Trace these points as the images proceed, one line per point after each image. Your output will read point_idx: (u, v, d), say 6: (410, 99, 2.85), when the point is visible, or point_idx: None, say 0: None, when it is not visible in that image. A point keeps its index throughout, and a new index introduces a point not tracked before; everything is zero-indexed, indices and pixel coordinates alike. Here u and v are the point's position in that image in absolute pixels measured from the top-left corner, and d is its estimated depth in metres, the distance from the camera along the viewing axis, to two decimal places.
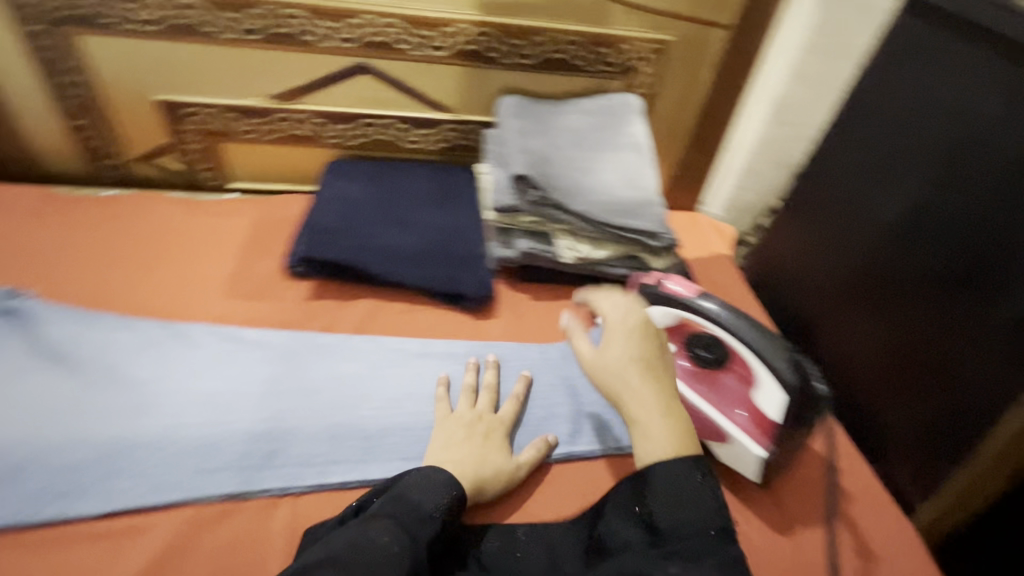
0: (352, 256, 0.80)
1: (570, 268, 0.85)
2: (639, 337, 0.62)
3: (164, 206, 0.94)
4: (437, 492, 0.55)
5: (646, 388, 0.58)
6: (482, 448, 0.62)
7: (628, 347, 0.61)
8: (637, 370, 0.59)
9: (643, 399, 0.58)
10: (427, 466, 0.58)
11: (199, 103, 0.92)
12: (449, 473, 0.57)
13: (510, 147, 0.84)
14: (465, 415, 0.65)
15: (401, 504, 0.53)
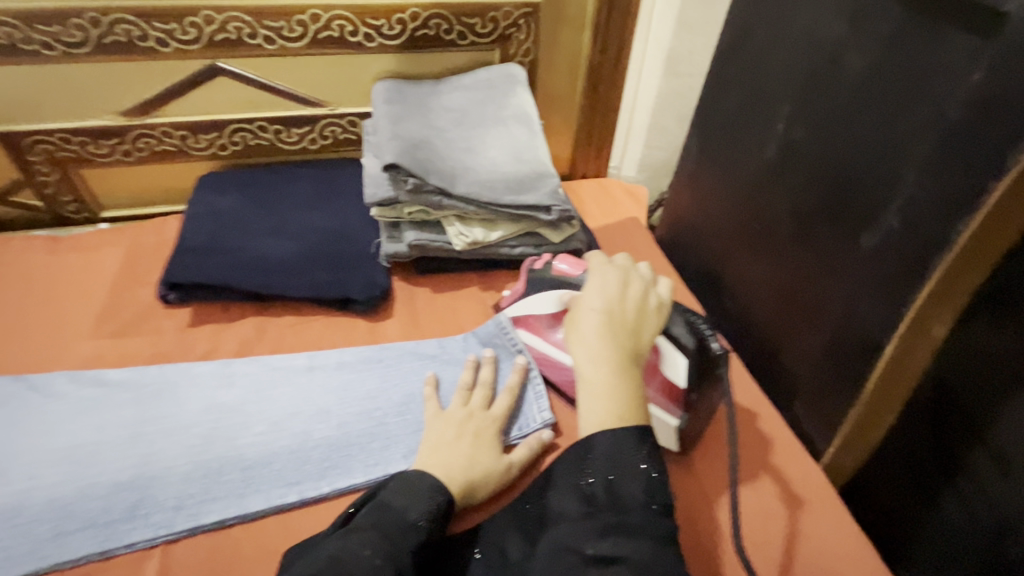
0: (226, 275, 0.75)
1: (465, 255, 0.81)
2: (620, 289, 0.59)
3: (22, 248, 0.86)
4: (426, 497, 0.53)
5: (609, 344, 0.54)
6: (473, 449, 0.59)
7: (607, 303, 0.57)
8: (610, 325, 0.55)
9: (602, 355, 0.53)
10: (412, 470, 0.56)
11: (41, 130, 0.83)
12: (434, 478, 0.54)
13: (381, 136, 0.79)
14: (456, 413, 0.63)
15: (385, 513, 0.51)
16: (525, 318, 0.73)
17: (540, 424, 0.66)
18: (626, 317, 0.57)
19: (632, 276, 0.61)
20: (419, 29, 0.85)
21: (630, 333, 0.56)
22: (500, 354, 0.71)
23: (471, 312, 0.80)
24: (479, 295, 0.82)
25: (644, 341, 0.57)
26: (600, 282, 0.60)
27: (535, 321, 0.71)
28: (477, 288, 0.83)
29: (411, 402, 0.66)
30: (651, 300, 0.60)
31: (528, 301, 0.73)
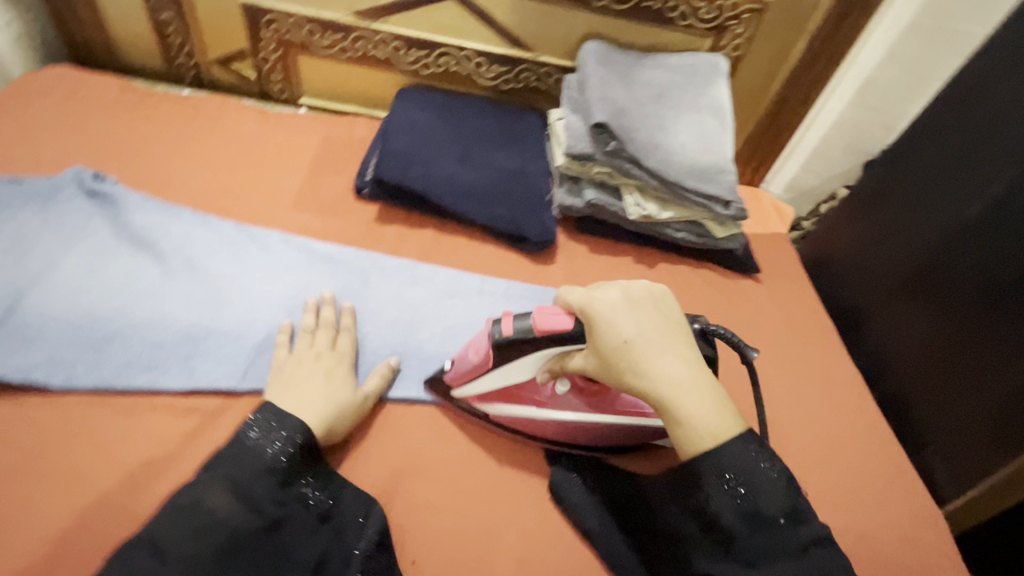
0: (421, 185, 0.82)
1: (633, 225, 0.85)
2: (626, 310, 0.52)
3: (235, 112, 0.94)
4: (277, 436, 0.54)
5: (665, 366, 0.50)
6: (326, 389, 0.59)
7: (635, 324, 0.52)
8: (648, 348, 0.51)
9: (665, 382, 0.50)
10: (269, 410, 0.56)
11: (281, 10, 0.90)
12: (299, 420, 0.55)
13: (591, 94, 0.82)
14: (303, 354, 0.62)
15: (236, 459, 0.52)
16: (497, 392, 0.61)
17: None
18: (665, 328, 0.52)
19: (635, 283, 0.55)
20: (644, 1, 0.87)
21: (676, 341, 0.52)
22: None
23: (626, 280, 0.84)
24: (633, 266, 0.86)
25: (690, 338, 0.54)
26: (602, 308, 0.53)
27: (514, 389, 0.61)
28: (631, 259, 0.87)
29: None
30: (652, 305, 0.54)
31: (497, 375, 0.59)
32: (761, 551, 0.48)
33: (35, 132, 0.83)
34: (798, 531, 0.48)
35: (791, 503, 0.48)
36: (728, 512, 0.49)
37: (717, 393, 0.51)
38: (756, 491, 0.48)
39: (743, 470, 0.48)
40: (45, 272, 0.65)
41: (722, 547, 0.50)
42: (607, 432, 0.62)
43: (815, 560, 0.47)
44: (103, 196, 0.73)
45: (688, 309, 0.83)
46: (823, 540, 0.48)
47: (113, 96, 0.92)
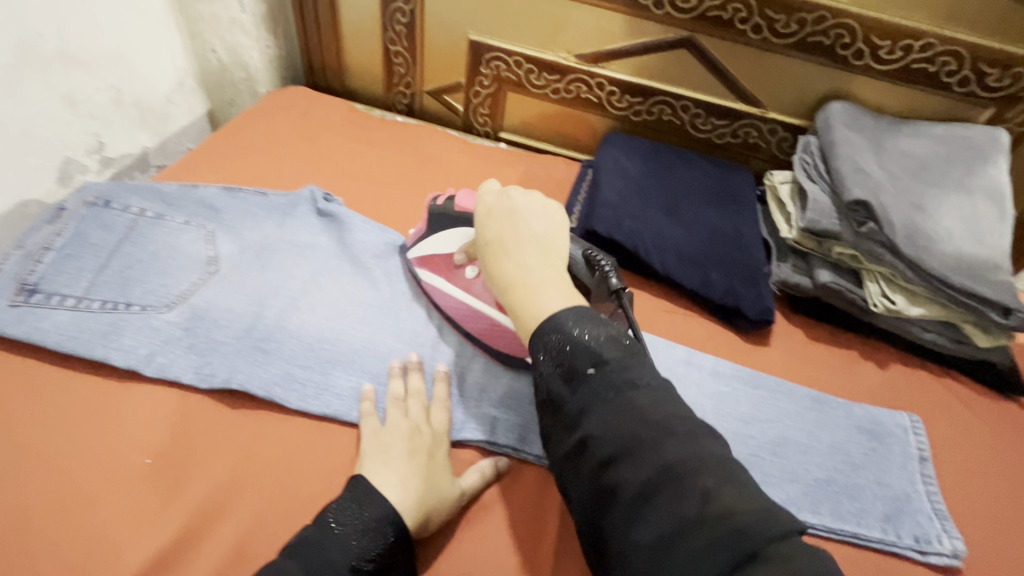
0: (632, 239, 0.76)
1: (870, 317, 0.73)
2: (499, 216, 0.56)
3: (443, 141, 0.96)
4: (361, 527, 0.46)
5: (511, 261, 0.53)
6: (425, 470, 0.52)
7: (502, 225, 0.56)
8: (505, 249, 0.54)
9: (508, 274, 0.53)
10: (365, 487, 0.49)
11: (504, 48, 0.91)
12: (388, 508, 0.48)
13: (841, 163, 0.72)
14: (398, 427, 0.56)
15: (317, 553, 0.45)
16: (429, 260, 0.68)
17: (946, 552, 0.57)
18: (529, 234, 0.54)
19: (524, 194, 0.57)
20: (915, 63, 0.75)
21: (536, 244, 0.54)
22: (898, 453, 0.64)
23: (854, 378, 0.72)
24: (862, 362, 0.74)
25: (558, 246, 0.55)
26: (482, 218, 0.57)
27: (439, 261, 0.67)
28: (858, 353, 0.75)
29: (786, 447, 0.63)
30: (528, 210, 0.56)
31: (429, 242, 0.68)
32: (583, 405, 0.44)
33: (278, 147, 0.91)
34: (611, 376, 0.44)
35: (609, 354, 0.45)
36: (561, 374, 0.46)
37: (558, 286, 0.51)
38: (574, 346, 0.46)
39: (585, 329, 0.47)
40: (281, 286, 0.68)
41: (559, 423, 0.45)
42: (497, 334, 0.63)
43: (631, 400, 0.42)
44: (331, 214, 0.77)
45: (933, 423, 0.69)
46: (640, 383, 0.44)
47: (340, 119, 0.98)
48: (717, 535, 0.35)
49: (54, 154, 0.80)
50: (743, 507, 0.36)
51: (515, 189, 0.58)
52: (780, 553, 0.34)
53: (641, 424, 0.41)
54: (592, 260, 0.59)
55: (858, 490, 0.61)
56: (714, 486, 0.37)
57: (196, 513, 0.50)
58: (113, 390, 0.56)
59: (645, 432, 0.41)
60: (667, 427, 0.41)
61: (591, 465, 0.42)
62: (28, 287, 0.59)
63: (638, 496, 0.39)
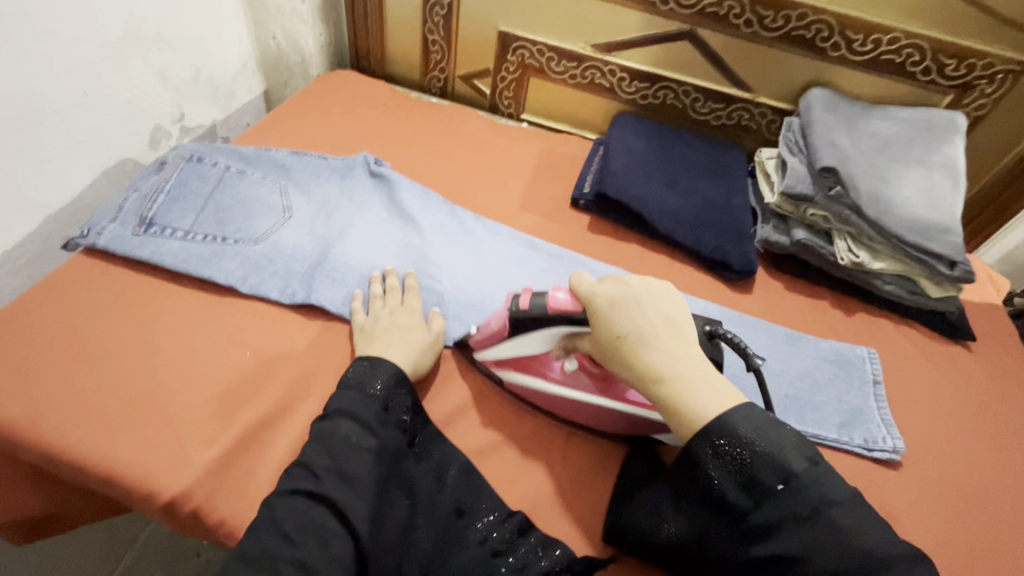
0: (637, 203, 0.89)
1: (839, 271, 0.86)
2: (623, 309, 0.56)
3: (474, 120, 1.10)
4: (374, 374, 0.61)
5: (655, 354, 0.53)
6: (408, 339, 0.66)
7: (631, 317, 0.55)
8: (643, 343, 0.54)
9: (656, 369, 0.53)
10: (367, 359, 0.63)
11: (530, 38, 1.04)
12: (390, 364, 0.62)
13: (817, 139, 0.84)
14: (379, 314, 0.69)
15: (345, 393, 0.58)
16: (514, 360, 0.67)
17: (889, 449, 0.69)
18: (658, 322, 0.55)
19: (638, 282, 0.58)
20: (885, 54, 0.88)
21: (671, 331, 0.55)
22: (856, 377, 0.77)
23: (823, 322, 0.85)
24: (831, 310, 0.86)
25: (687, 329, 0.56)
26: (604, 311, 0.56)
27: (527, 360, 0.67)
28: (829, 302, 0.87)
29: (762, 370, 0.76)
30: (647, 298, 0.56)
31: (513, 344, 0.65)
32: (773, 520, 0.48)
33: (331, 122, 1.05)
34: (805, 493, 0.47)
35: (796, 467, 0.48)
36: (742, 485, 0.49)
37: (710, 378, 0.52)
38: (758, 460, 0.48)
39: (766, 440, 0.49)
40: (344, 230, 0.82)
41: (744, 532, 0.49)
42: (617, 422, 0.64)
43: (829, 520, 0.46)
44: (379, 176, 0.91)
45: (890, 359, 0.81)
46: (835, 500, 0.47)
47: (383, 99, 1.11)
48: None
49: (147, 121, 0.94)
50: None
51: (625, 278, 0.58)
52: None
53: (842, 548, 0.46)
54: (715, 333, 0.58)
55: (820, 404, 0.73)
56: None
57: (283, 393, 0.63)
58: (215, 302, 0.70)
59: (854, 560, 0.45)
60: (866, 552, 0.45)
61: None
62: (145, 221, 0.73)
63: None
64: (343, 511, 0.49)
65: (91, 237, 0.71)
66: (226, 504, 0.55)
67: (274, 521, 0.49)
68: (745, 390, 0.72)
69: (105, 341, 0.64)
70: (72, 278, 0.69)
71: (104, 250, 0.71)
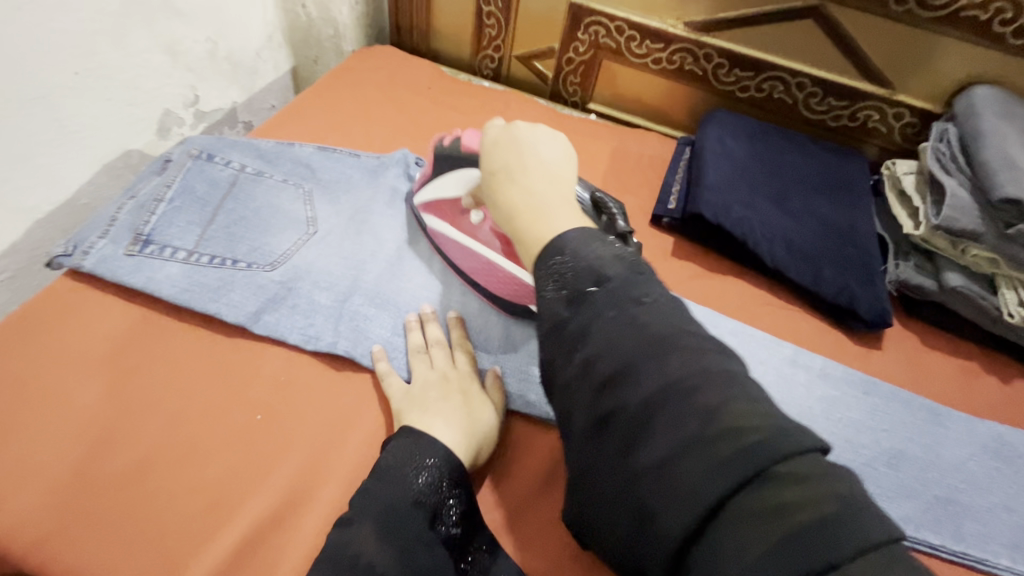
0: (740, 225, 0.71)
1: (1000, 328, 0.67)
2: (502, 144, 0.52)
3: (532, 110, 0.92)
4: (417, 465, 0.46)
5: (518, 187, 0.49)
6: (463, 407, 0.52)
7: (508, 154, 0.51)
8: (509, 176, 0.50)
9: (513, 202, 0.49)
10: (412, 430, 0.49)
11: (608, 12, 0.85)
12: (444, 446, 0.47)
13: (991, 155, 0.64)
14: (427, 374, 0.55)
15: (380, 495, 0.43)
16: (435, 204, 0.66)
17: None
18: (536, 161, 0.50)
19: (532, 125, 0.53)
20: None
21: (540, 168, 0.50)
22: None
23: (972, 393, 0.66)
24: (983, 376, 0.68)
25: (569, 176, 0.50)
26: (487, 149, 0.53)
27: (446, 206, 0.65)
28: (979, 366, 0.69)
29: (902, 460, 0.59)
30: (535, 137, 0.52)
31: (436, 186, 0.65)
32: (585, 325, 0.39)
33: (366, 109, 0.89)
34: (617, 291, 0.39)
35: (611, 272, 0.40)
36: (559, 288, 0.41)
37: (570, 212, 0.47)
38: (578, 264, 0.41)
39: (592, 247, 0.42)
40: (379, 251, 0.67)
41: (557, 347, 0.40)
42: (503, 285, 0.60)
43: (634, 316, 0.38)
44: None
45: None
46: (647, 300, 0.39)
47: (427, 82, 0.95)
48: (736, 457, 0.30)
49: (153, 104, 0.80)
50: (761, 424, 0.31)
51: (521, 122, 0.54)
52: (801, 477, 0.29)
53: (640, 336, 0.36)
54: (601, 204, 0.54)
55: (981, 512, 0.56)
56: (733, 407, 0.32)
57: (296, 476, 0.50)
58: (220, 345, 0.57)
59: (646, 347, 0.35)
60: (674, 343, 0.36)
61: (590, 386, 0.36)
62: (141, 237, 0.60)
63: (638, 420, 0.34)
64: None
65: (77, 257, 0.58)
66: None
67: None
68: (883, 489, 0.57)
69: (85, 396, 0.52)
70: (52, 309, 0.57)
71: (92, 274, 0.58)
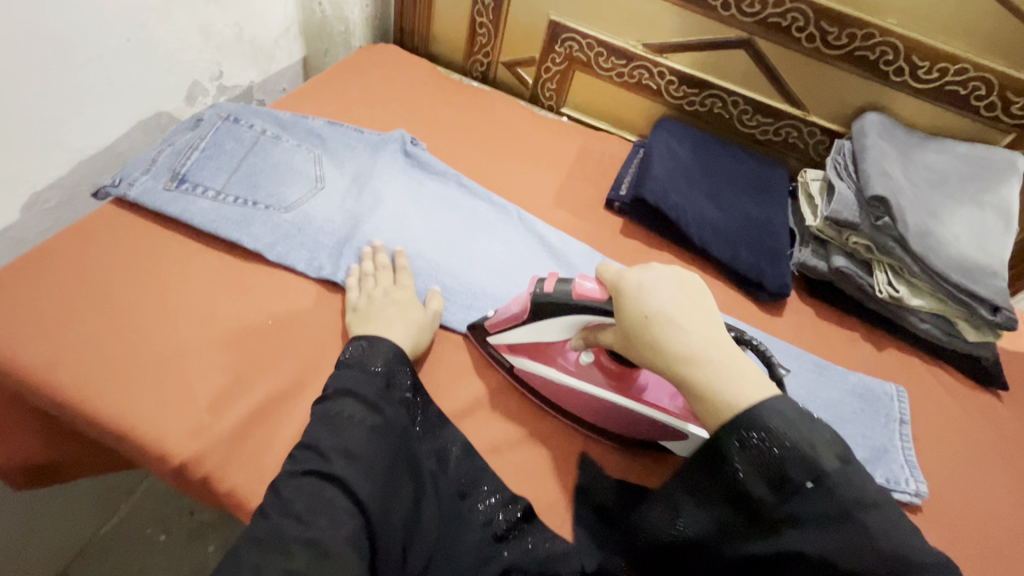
0: (675, 210, 0.86)
1: (874, 303, 0.83)
2: (646, 293, 0.54)
3: (514, 109, 1.07)
4: (373, 355, 0.59)
5: (684, 338, 0.52)
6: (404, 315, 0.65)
7: (650, 302, 0.54)
8: (665, 323, 0.52)
9: (682, 352, 0.51)
10: (365, 338, 0.61)
11: (581, 31, 1.01)
12: (389, 343, 0.61)
13: (870, 166, 0.81)
14: (373, 293, 0.67)
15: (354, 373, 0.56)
16: (530, 346, 0.66)
17: (911, 492, 0.66)
18: (685, 307, 0.54)
19: (658, 267, 0.57)
20: (949, 84, 0.85)
21: (694, 316, 0.53)
22: (883, 413, 0.74)
23: (852, 354, 0.82)
24: (861, 342, 0.84)
25: (713, 317, 0.54)
26: (627, 296, 0.55)
27: (544, 348, 0.66)
28: (859, 334, 0.85)
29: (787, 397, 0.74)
30: (672, 283, 0.56)
31: (531, 329, 0.64)
32: (799, 515, 0.45)
33: (370, 96, 1.03)
34: (836, 491, 0.45)
35: (828, 467, 0.46)
36: (761, 472, 0.47)
37: (744, 367, 0.51)
38: (788, 453, 0.46)
39: (794, 431, 0.47)
40: (375, 207, 0.80)
41: (756, 524, 0.47)
42: (636, 426, 0.63)
43: (863, 523, 0.44)
44: (412, 155, 0.89)
45: (918, 399, 0.79)
46: (871, 502, 0.45)
47: (424, 78, 1.09)
48: None
49: (186, 75, 0.92)
50: None
51: (649, 265, 0.57)
52: None
53: (874, 551, 0.44)
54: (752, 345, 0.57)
55: (844, 438, 0.71)
56: None
57: (301, 366, 0.62)
58: (240, 267, 0.69)
59: (876, 556, 0.44)
60: (880, 546, 0.44)
61: None
62: (178, 176, 0.72)
63: None
64: (358, 495, 0.48)
65: (123, 187, 0.70)
66: (239, 473, 0.54)
67: (285, 504, 0.47)
68: None
69: (128, 296, 0.63)
70: (101, 228, 0.68)
71: (134, 202, 0.70)
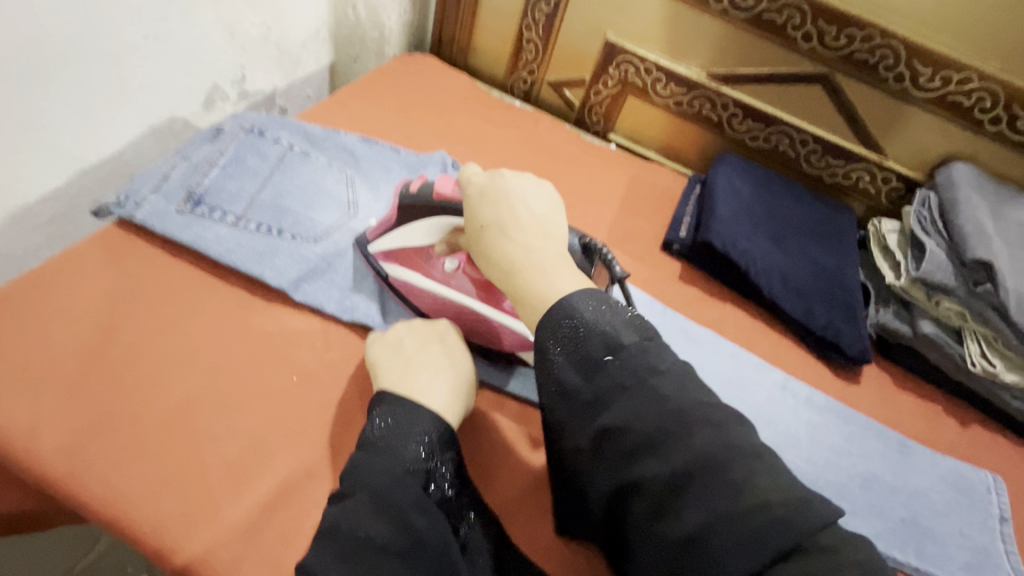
0: (743, 258, 0.78)
1: (962, 375, 0.74)
2: (489, 199, 0.52)
3: (559, 132, 0.99)
4: (409, 437, 0.46)
5: (512, 243, 0.50)
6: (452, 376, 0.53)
7: (497, 207, 0.52)
8: (500, 230, 0.51)
9: (509, 257, 0.50)
10: (395, 401, 0.49)
11: (640, 53, 0.93)
12: (432, 415, 0.48)
13: (965, 221, 0.74)
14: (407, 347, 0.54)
15: (378, 461, 0.44)
16: (399, 253, 0.62)
17: None
18: (527, 215, 0.51)
19: (512, 172, 0.54)
20: None
21: (533, 224, 0.51)
22: (981, 507, 0.66)
23: (936, 431, 0.74)
24: (944, 418, 0.75)
25: (555, 229, 0.52)
26: (472, 203, 0.53)
27: (412, 254, 0.61)
28: (941, 408, 0.76)
29: (874, 483, 0.65)
30: (521, 190, 0.53)
31: (400, 234, 0.61)
32: (603, 393, 0.42)
33: (405, 110, 0.94)
34: (630, 361, 0.42)
35: (625, 339, 0.43)
36: (570, 354, 0.44)
37: (565, 267, 0.49)
38: (589, 330, 0.44)
39: (598, 312, 0.45)
40: None
41: (575, 413, 0.44)
42: (493, 334, 0.60)
43: (654, 389, 0.41)
44: None
45: (1012, 487, 0.70)
46: (660, 368, 0.42)
47: (463, 94, 1.00)
48: (767, 533, 0.35)
49: (206, 77, 0.83)
50: (778, 498, 0.36)
51: (505, 172, 0.54)
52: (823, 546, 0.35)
53: (670, 415, 0.40)
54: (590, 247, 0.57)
55: (941, 536, 0.63)
56: (755, 482, 0.37)
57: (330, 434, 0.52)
58: (261, 307, 0.59)
59: (671, 423, 0.40)
60: (680, 413, 0.40)
61: (618, 452, 0.41)
62: (194, 197, 0.63)
63: (666, 490, 0.39)
64: None
65: (129, 207, 0.60)
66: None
67: None
68: (856, 506, 0.63)
69: (128, 340, 0.53)
70: (102, 254, 0.58)
71: (141, 225, 0.61)
